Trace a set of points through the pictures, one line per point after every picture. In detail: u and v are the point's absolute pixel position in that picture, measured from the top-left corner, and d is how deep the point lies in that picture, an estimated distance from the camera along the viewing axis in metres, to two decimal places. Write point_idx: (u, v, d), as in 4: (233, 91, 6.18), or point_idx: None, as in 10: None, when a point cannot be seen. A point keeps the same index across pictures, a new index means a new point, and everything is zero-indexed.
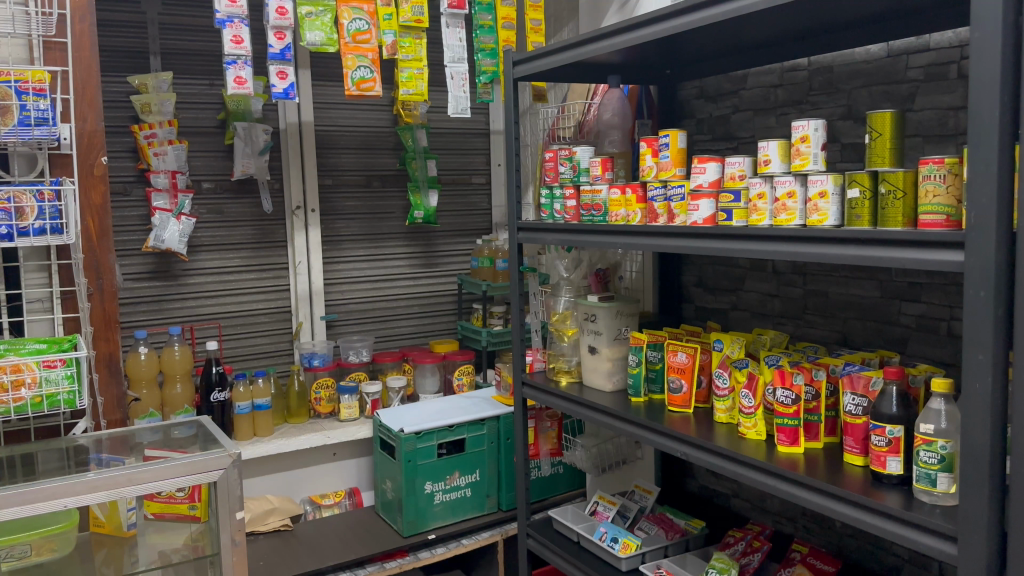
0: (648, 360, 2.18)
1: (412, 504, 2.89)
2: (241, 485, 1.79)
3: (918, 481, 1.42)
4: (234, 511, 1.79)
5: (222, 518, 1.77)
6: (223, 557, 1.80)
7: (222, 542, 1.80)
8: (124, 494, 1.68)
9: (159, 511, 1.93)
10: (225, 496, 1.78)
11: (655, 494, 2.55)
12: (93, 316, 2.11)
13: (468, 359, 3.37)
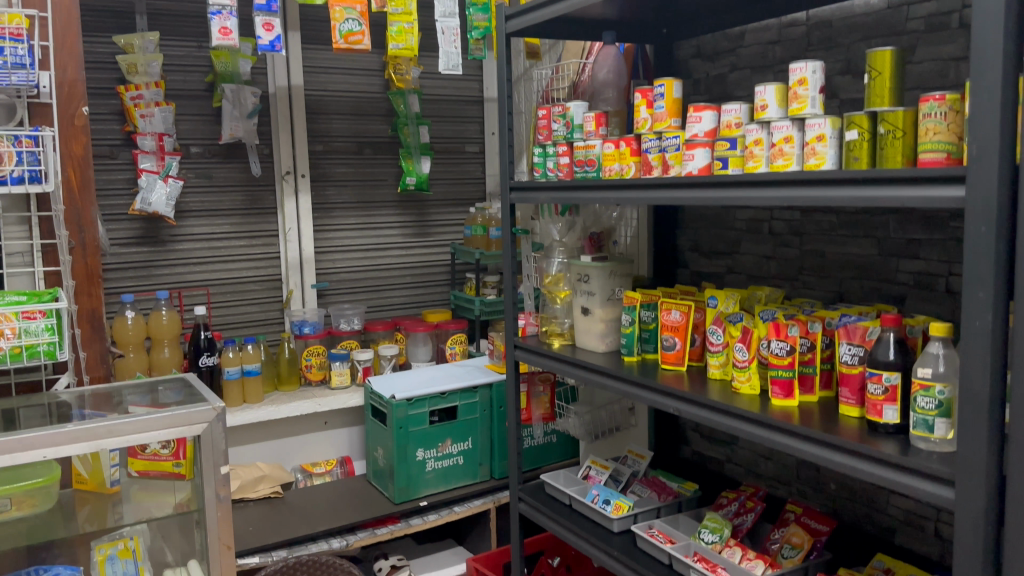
0: (642, 320, 2.15)
1: (404, 470, 2.87)
2: (226, 438, 1.75)
3: (915, 427, 1.38)
4: (220, 465, 1.76)
5: (206, 472, 1.74)
6: (206, 511, 1.76)
7: (207, 497, 1.76)
8: (105, 447, 1.65)
9: (144, 469, 1.90)
10: (210, 450, 1.74)
11: (648, 459, 2.52)
12: (76, 271, 2.07)
13: (461, 329, 3.32)
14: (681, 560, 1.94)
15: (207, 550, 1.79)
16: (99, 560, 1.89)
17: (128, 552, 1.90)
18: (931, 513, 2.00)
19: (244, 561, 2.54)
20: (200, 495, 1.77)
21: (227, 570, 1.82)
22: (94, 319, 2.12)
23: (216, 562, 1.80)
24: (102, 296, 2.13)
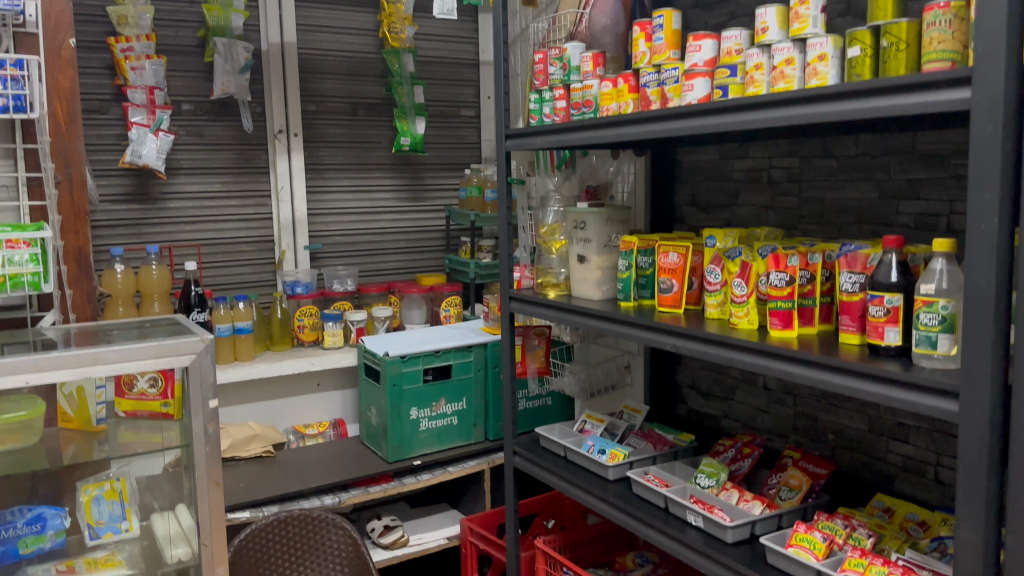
0: (638, 266, 2.11)
1: (398, 430, 2.84)
2: (215, 370, 1.72)
3: (917, 345, 1.36)
4: (208, 399, 1.72)
5: (194, 405, 1.70)
6: (194, 447, 1.72)
7: (194, 432, 1.72)
8: (91, 375, 1.61)
9: (132, 409, 1.85)
10: (198, 383, 1.70)
11: (644, 414, 2.50)
12: (62, 206, 2.05)
13: (455, 291, 3.28)
14: (676, 502, 1.91)
15: (195, 487, 1.73)
16: (85, 502, 1.88)
17: (115, 492, 1.90)
18: (931, 457, 1.97)
19: (233, 515, 2.51)
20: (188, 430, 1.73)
21: (216, 509, 1.76)
22: (81, 259, 2.09)
23: (205, 500, 1.74)
24: (89, 235, 2.11)
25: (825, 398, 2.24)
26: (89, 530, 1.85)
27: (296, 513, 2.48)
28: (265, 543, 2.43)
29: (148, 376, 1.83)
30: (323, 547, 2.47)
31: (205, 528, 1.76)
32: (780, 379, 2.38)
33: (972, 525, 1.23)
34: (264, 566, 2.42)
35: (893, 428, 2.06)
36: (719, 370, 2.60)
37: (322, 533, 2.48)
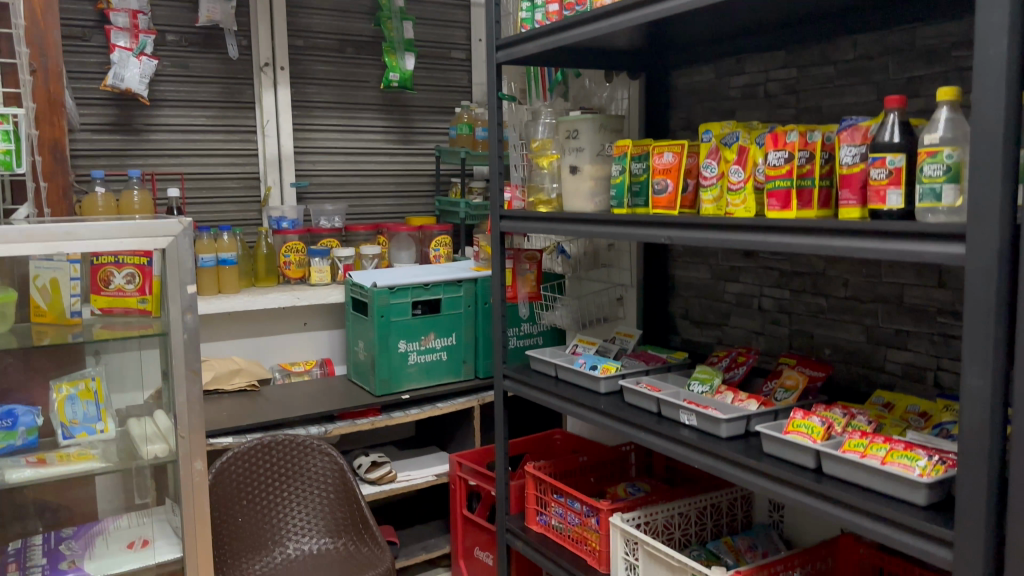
0: (632, 172, 2.04)
1: (386, 363, 2.79)
2: (194, 255, 1.65)
3: (921, 200, 1.31)
4: (186, 286, 1.66)
5: (172, 290, 1.64)
6: (172, 335, 1.66)
7: (172, 319, 1.65)
8: (64, 252, 1.55)
9: (108, 306, 1.81)
10: (176, 268, 1.64)
11: (637, 339, 2.44)
12: (37, 95, 2.04)
13: (445, 231, 3.22)
14: (669, 403, 1.87)
15: (173, 376, 1.67)
16: (59, 401, 1.80)
17: (89, 392, 1.82)
18: (932, 362, 1.93)
19: (217, 441, 2.46)
20: (165, 318, 1.66)
21: (195, 399, 1.69)
22: (58, 158, 2.08)
23: (183, 389, 1.68)
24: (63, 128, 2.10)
25: (823, 312, 2.19)
26: (62, 429, 1.79)
27: (278, 438, 2.41)
28: (245, 467, 2.35)
29: (125, 270, 1.79)
30: (307, 473, 2.40)
31: (182, 417, 1.69)
32: (776, 299, 2.33)
33: (979, 369, 1.18)
34: (244, 492, 2.34)
35: (892, 336, 2.02)
36: (713, 296, 2.54)
37: (306, 459, 2.41)
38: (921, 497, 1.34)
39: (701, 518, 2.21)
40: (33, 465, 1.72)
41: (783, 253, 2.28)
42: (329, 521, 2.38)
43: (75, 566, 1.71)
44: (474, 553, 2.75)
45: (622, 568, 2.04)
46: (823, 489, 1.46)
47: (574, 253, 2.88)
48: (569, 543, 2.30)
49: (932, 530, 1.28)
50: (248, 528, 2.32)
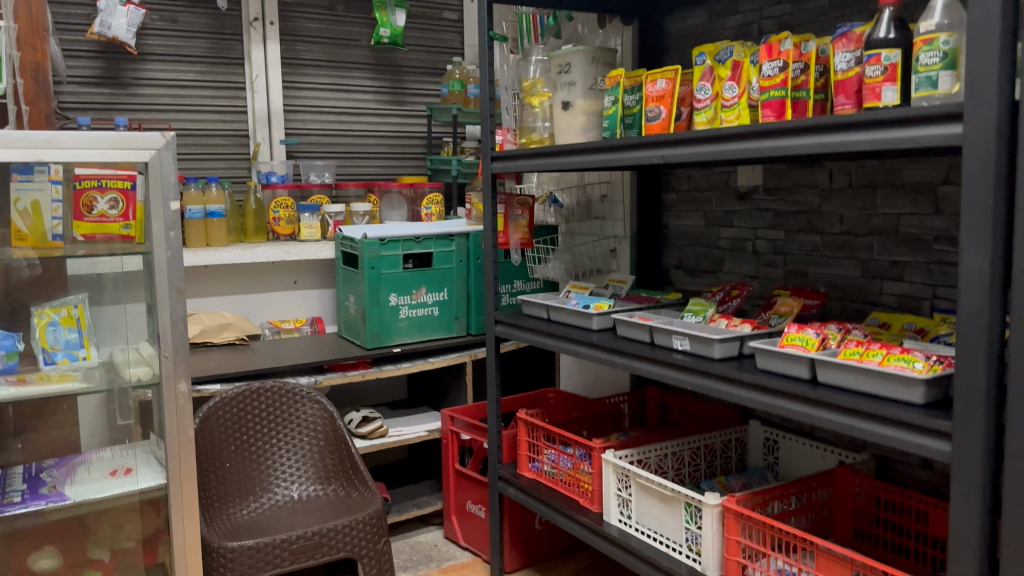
0: (625, 103, 1.99)
1: (377, 315, 2.77)
2: (178, 170, 1.63)
3: (917, 90, 1.29)
4: (170, 202, 1.63)
5: (154, 204, 1.61)
6: (154, 251, 1.63)
7: (156, 236, 1.63)
8: (44, 161, 1.52)
9: (90, 233, 1.75)
10: (159, 182, 1.61)
11: (631, 285, 2.41)
12: (19, 17, 2.02)
13: (437, 190, 3.13)
14: (662, 330, 1.84)
15: (155, 294, 1.65)
16: (40, 327, 1.79)
17: (72, 319, 1.81)
18: (928, 292, 1.91)
19: (204, 388, 2.42)
20: (149, 235, 1.64)
21: (178, 318, 1.67)
22: (39, 78, 2.03)
23: (166, 308, 1.66)
24: (46, 53, 2.08)
25: (818, 250, 2.17)
26: (44, 354, 1.77)
27: (266, 386, 2.35)
28: (233, 414, 2.31)
29: (108, 196, 1.74)
30: (296, 421, 2.36)
31: (165, 337, 1.66)
32: (771, 241, 2.30)
33: (978, 248, 1.16)
34: (231, 438, 2.29)
35: (888, 269, 2.00)
36: (708, 243, 2.52)
37: (295, 406, 2.37)
38: (919, 395, 1.31)
39: (694, 459, 2.20)
40: (14, 384, 1.69)
41: (778, 193, 2.26)
42: (318, 468, 2.35)
43: (56, 490, 1.70)
44: (466, 508, 2.72)
45: (615, 504, 2.03)
46: (818, 396, 1.44)
47: (567, 203, 2.85)
48: (561, 487, 2.27)
49: (932, 424, 1.26)
50: (235, 473, 2.28)
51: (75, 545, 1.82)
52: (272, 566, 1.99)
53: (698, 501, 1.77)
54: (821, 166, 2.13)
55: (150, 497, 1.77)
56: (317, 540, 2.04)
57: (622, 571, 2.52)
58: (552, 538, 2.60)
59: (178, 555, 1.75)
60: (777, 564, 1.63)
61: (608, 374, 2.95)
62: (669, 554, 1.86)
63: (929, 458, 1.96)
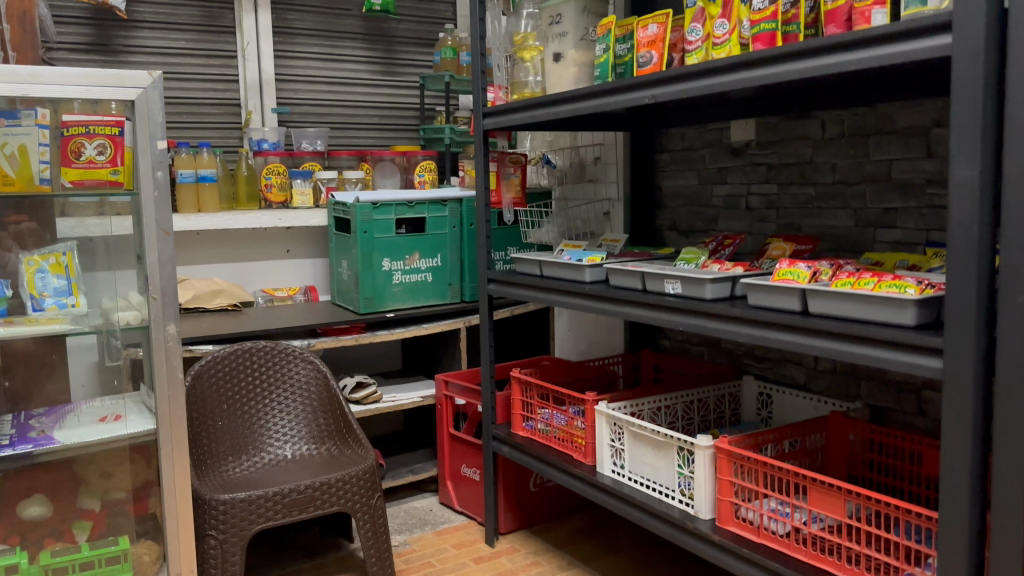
0: (617, 53, 1.95)
1: (370, 280, 2.75)
2: (163, 109, 1.67)
3: (907, 9, 1.29)
4: (156, 140, 1.67)
5: (141, 143, 1.65)
6: (142, 191, 1.68)
7: (142, 175, 1.67)
8: (30, 97, 1.55)
9: (78, 179, 1.73)
10: (146, 121, 1.66)
11: (624, 244, 2.32)
12: None
13: (430, 158, 3.09)
14: (654, 275, 1.83)
15: (144, 234, 1.70)
16: (28, 273, 1.81)
17: (61, 267, 1.83)
18: (921, 236, 1.90)
19: (195, 347, 2.41)
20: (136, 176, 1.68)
21: (166, 259, 1.72)
22: (28, 28, 2.03)
23: (155, 248, 1.71)
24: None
25: (812, 202, 2.16)
26: (32, 301, 1.80)
27: (258, 345, 2.34)
28: (224, 373, 2.29)
29: (96, 141, 1.71)
30: (288, 380, 2.35)
31: (153, 277, 1.72)
32: (764, 195, 2.30)
33: (967, 159, 1.16)
34: (223, 397, 2.28)
35: (881, 216, 1.99)
36: (701, 202, 2.51)
37: (287, 366, 2.36)
38: (910, 316, 1.31)
39: (688, 413, 2.18)
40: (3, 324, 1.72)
41: (771, 146, 2.25)
42: (311, 428, 2.34)
43: (44, 435, 1.75)
44: (460, 472, 2.69)
45: (608, 455, 2.04)
46: (810, 325, 1.44)
47: (559, 164, 2.84)
48: (555, 443, 2.26)
49: (923, 341, 1.26)
50: (228, 432, 2.27)
51: (65, 495, 1.85)
52: (264, 519, 1.95)
53: (690, 444, 1.77)
54: (814, 116, 2.12)
55: (141, 442, 1.82)
56: (309, 493, 2.01)
57: (617, 530, 2.51)
58: (546, 500, 2.59)
59: (167, 504, 1.80)
60: (770, 502, 1.63)
61: (603, 339, 2.94)
62: (662, 500, 1.87)
63: (922, 404, 1.96)
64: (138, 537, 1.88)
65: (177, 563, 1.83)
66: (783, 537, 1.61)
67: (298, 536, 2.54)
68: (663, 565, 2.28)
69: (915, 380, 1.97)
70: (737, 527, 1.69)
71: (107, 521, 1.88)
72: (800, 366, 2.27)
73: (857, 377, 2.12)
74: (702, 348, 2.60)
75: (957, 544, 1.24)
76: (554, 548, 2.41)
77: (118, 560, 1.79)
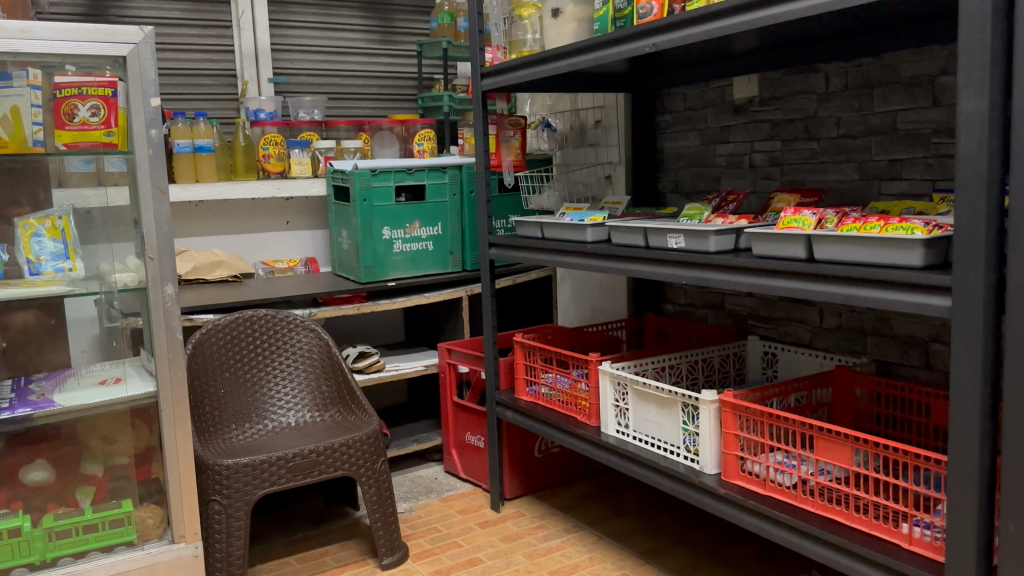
0: (616, 5, 1.91)
1: (370, 249, 2.73)
2: (155, 66, 1.67)
3: None
4: (148, 98, 1.67)
5: (134, 101, 1.65)
6: (136, 149, 1.67)
7: (137, 133, 1.67)
8: (20, 53, 1.56)
9: (72, 142, 1.70)
10: (138, 78, 1.65)
11: (626, 206, 2.27)
12: None
13: (429, 127, 3.03)
14: (657, 230, 1.81)
15: (139, 194, 1.69)
16: (25, 237, 1.79)
17: (57, 231, 1.81)
18: (927, 187, 1.87)
19: (196, 316, 2.39)
20: (130, 135, 1.68)
21: (162, 219, 1.71)
22: None
23: (150, 208, 1.70)
24: None
25: (816, 157, 2.13)
26: (29, 265, 1.78)
27: (259, 314, 2.32)
28: (226, 340, 2.28)
29: (89, 103, 1.68)
30: (290, 348, 2.33)
31: (149, 237, 1.71)
32: (767, 152, 2.27)
33: (976, 90, 1.14)
34: (225, 365, 2.27)
35: (886, 168, 1.97)
36: (704, 163, 2.48)
37: (289, 334, 2.34)
38: (918, 257, 1.29)
39: (692, 373, 2.15)
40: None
41: (774, 102, 2.22)
42: (315, 395, 2.33)
43: (44, 398, 1.76)
44: (465, 441, 2.67)
45: (612, 415, 2.02)
46: (816, 270, 1.42)
47: (559, 129, 2.86)
48: (559, 406, 2.24)
49: (931, 281, 1.24)
50: (230, 400, 2.26)
51: (68, 461, 1.85)
52: (269, 483, 1.94)
53: (695, 400, 1.76)
54: (817, 69, 2.09)
55: (141, 406, 1.82)
56: (314, 458, 1.99)
57: (623, 494, 2.51)
58: (552, 466, 2.58)
59: (169, 466, 1.79)
60: (776, 454, 1.62)
61: (606, 306, 2.92)
62: (667, 456, 1.86)
63: (929, 357, 1.94)
64: (142, 500, 1.87)
65: (181, 526, 1.81)
66: (789, 489, 1.59)
67: (304, 505, 2.54)
68: (670, 526, 2.27)
69: (922, 334, 1.95)
70: (743, 480, 1.68)
71: (110, 486, 1.87)
72: (806, 325, 2.25)
73: (863, 334, 2.10)
74: (706, 312, 2.58)
75: (967, 485, 1.22)
76: (561, 512, 2.40)
77: (121, 523, 1.80)
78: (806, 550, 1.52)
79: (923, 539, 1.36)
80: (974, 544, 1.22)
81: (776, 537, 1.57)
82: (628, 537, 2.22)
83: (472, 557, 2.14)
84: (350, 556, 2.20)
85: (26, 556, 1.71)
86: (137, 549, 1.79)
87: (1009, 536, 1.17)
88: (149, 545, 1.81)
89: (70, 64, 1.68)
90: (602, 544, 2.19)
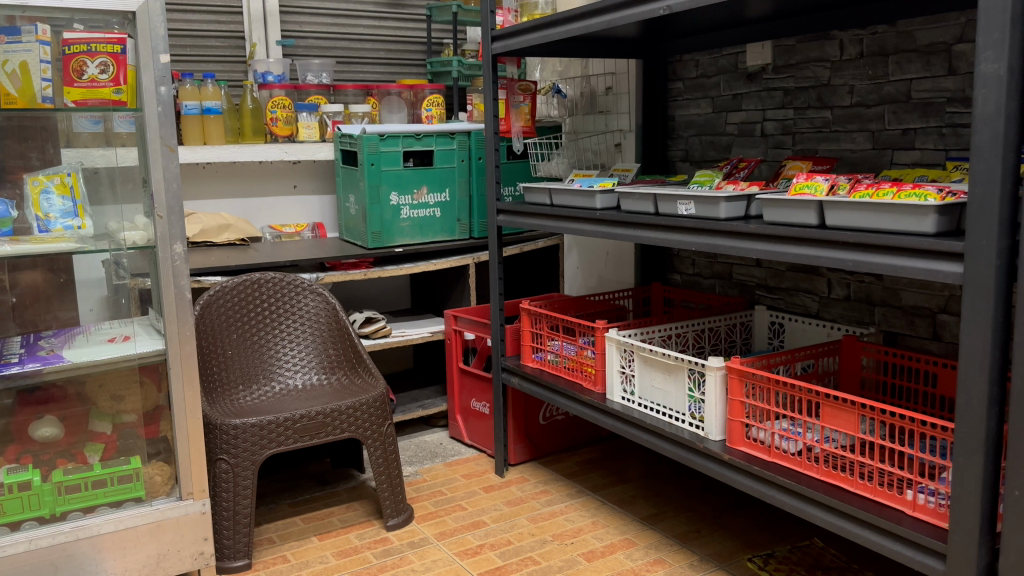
0: None
1: (377, 214, 2.72)
2: (163, 20, 1.66)
3: None
4: (158, 55, 1.67)
5: (143, 56, 1.65)
6: (145, 107, 1.67)
7: (146, 91, 1.67)
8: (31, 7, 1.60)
9: (82, 99, 1.69)
10: (148, 34, 1.65)
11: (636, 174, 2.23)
12: None
13: (438, 92, 2.99)
14: (667, 197, 1.79)
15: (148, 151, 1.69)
16: (34, 194, 1.80)
17: (66, 188, 1.81)
18: (940, 156, 1.85)
19: (203, 278, 2.40)
20: (139, 92, 1.69)
21: (170, 176, 1.71)
22: None
23: (159, 165, 1.70)
24: None
25: (828, 126, 2.11)
26: (39, 222, 1.80)
27: (267, 276, 2.32)
28: (234, 302, 2.28)
29: (98, 60, 1.67)
30: (297, 312, 2.33)
31: (159, 195, 1.71)
32: (779, 121, 2.25)
33: (995, 53, 1.12)
34: (232, 327, 2.27)
35: (898, 138, 1.95)
36: (715, 131, 2.46)
37: (295, 297, 2.33)
38: (930, 224, 1.28)
39: (698, 341, 2.16)
40: (9, 243, 1.72)
41: (787, 70, 2.20)
42: (322, 358, 2.33)
43: (53, 353, 1.79)
44: (470, 407, 2.67)
45: (618, 381, 2.03)
46: (828, 237, 1.41)
47: (570, 95, 2.88)
48: (563, 373, 2.24)
49: (944, 247, 1.24)
50: (238, 361, 2.27)
51: (76, 419, 1.87)
52: (275, 444, 1.96)
53: (701, 366, 1.76)
54: (832, 37, 2.06)
55: (150, 364, 1.83)
56: (321, 419, 2.00)
57: (627, 461, 2.52)
58: (556, 432, 2.58)
59: (178, 424, 1.81)
60: (782, 422, 1.62)
61: (613, 275, 2.92)
62: (672, 423, 1.86)
63: (937, 328, 1.94)
64: (150, 458, 1.88)
65: (188, 483, 1.84)
66: (793, 456, 1.60)
67: (310, 467, 2.56)
68: (672, 492, 2.29)
69: (930, 305, 1.95)
70: (747, 447, 1.68)
71: (119, 443, 1.88)
72: (814, 296, 2.25)
73: (870, 305, 2.09)
74: (713, 282, 2.57)
75: (973, 452, 1.22)
76: (564, 478, 2.42)
77: (130, 479, 1.83)
78: (809, 516, 1.52)
79: (927, 506, 1.36)
80: (977, 510, 1.22)
81: (779, 503, 1.58)
82: (632, 502, 2.24)
83: (476, 520, 2.17)
84: (356, 516, 2.22)
85: (36, 510, 1.74)
86: (147, 505, 1.82)
87: (1012, 503, 1.18)
88: (157, 502, 1.83)
89: (78, 21, 1.67)
90: (605, 509, 2.21)
